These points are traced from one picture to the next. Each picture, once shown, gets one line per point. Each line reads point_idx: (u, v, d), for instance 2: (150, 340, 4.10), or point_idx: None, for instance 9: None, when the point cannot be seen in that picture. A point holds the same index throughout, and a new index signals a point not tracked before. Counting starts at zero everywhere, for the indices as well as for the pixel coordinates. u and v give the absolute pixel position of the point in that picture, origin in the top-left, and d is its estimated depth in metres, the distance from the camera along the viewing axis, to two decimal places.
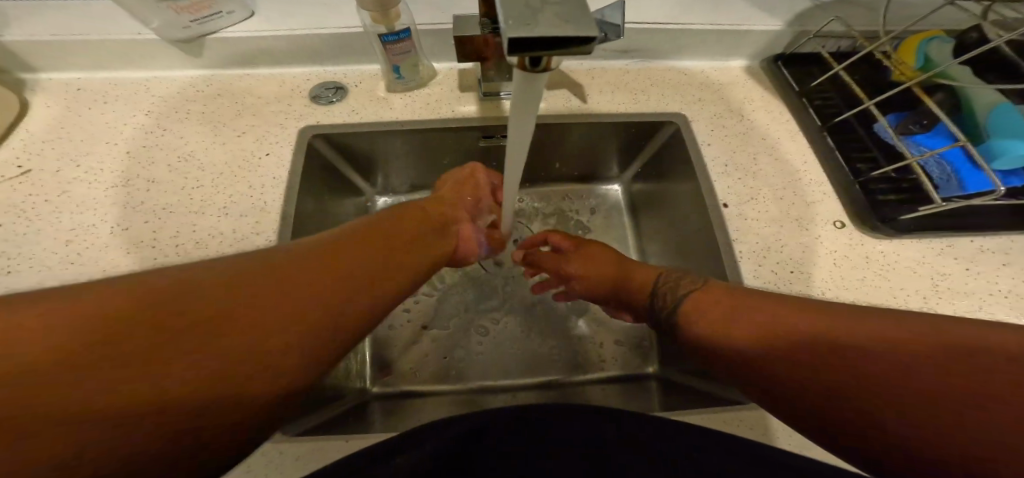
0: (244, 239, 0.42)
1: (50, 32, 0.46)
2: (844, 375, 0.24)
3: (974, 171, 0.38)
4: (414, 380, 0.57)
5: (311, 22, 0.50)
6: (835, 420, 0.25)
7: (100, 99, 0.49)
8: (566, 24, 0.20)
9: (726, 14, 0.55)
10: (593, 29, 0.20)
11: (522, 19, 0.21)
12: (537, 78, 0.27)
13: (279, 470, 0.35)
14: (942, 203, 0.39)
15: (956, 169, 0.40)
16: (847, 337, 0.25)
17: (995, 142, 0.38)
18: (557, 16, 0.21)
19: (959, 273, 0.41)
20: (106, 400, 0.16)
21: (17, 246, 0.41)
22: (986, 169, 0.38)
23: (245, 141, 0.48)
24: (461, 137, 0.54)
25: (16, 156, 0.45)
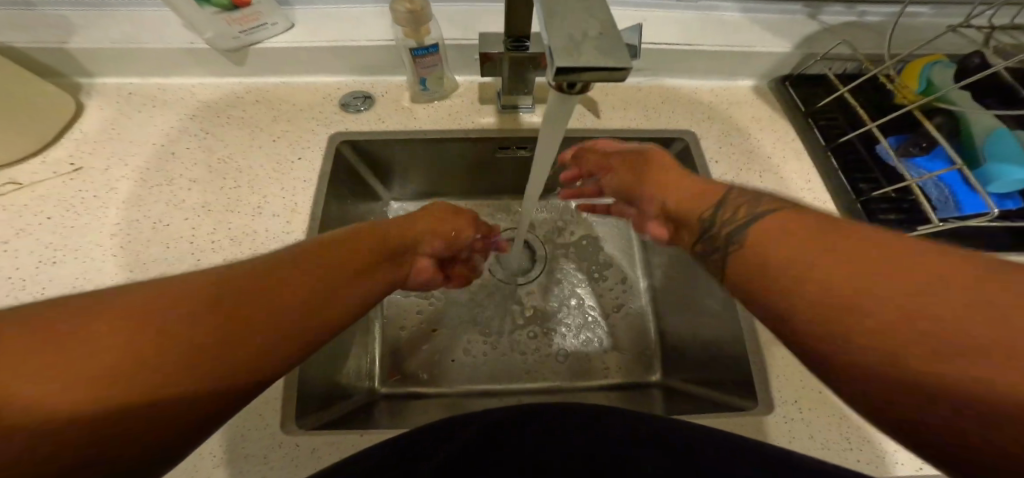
0: (274, 238, 0.45)
1: (110, 41, 0.50)
2: (845, 359, 0.19)
3: (971, 193, 0.41)
4: (423, 381, 0.59)
5: (345, 35, 0.54)
6: (853, 399, 0.19)
7: (147, 104, 0.53)
8: (605, 55, 0.23)
9: (736, 37, 0.58)
10: (627, 60, 0.23)
11: (567, 49, 0.23)
12: (571, 98, 0.30)
13: (296, 462, 0.38)
14: (939, 225, 0.41)
15: (954, 191, 0.42)
16: (838, 307, 0.19)
17: (991, 167, 0.40)
18: (596, 48, 0.23)
19: None
20: (103, 374, 0.17)
21: (65, 238, 0.44)
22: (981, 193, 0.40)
23: (278, 145, 0.51)
24: (480, 147, 0.57)
25: (68, 154, 0.49)
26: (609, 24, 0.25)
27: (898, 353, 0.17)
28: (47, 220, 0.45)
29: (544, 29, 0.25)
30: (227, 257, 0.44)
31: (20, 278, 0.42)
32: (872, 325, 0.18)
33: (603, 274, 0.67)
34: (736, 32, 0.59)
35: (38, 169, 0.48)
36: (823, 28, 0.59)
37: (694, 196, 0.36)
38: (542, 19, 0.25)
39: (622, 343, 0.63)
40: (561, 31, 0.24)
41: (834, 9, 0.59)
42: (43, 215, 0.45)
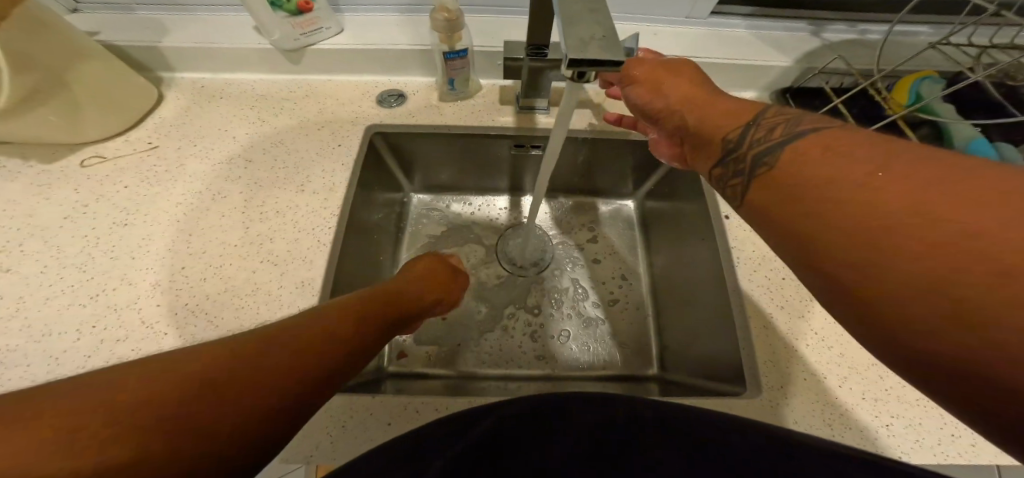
0: (315, 213, 0.51)
1: (193, 41, 0.58)
2: (875, 261, 0.20)
3: None
4: (429, 364, 0.62)
5: (385, 40, 0.61)
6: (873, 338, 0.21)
7: (216, 95, 0.60)
8: (608, 51, 0.29)
9: (740, 51, 0.63)
10: (621, 55, 0.29)
11: (577, 46, 0.29)
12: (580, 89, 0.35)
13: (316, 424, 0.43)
14: None
15: None
16: (888, 203, 0.20)
17: None
18: (601, 46, 0.29)
19: None
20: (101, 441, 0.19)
21: (135, 205, 0.51)
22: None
23: (322, 134, 0.58)
24: (498, 143, 0.63)
25: (147, 135, 0.56)
26: (610, 29, 0.30)
27: (939, 242, 0.18)
28: (122, 188, 0.52)
29: (557, 29, 0.30)
30: (273, 227, 0.50)
31: (96, 235, 0.49)
32: (916, 226, 0.19)
33: (608, 271, 0.70)
34: (741, 46, 0.63)
35: (121, 146, 0.55)
36: (825, 45, 0.63)
37: (719, 115, 0.35)
38: (556, 19, 0.31)
39: (624, 337, 0.65)
40: (573, 31, 0.29)
41: (837, 28, 0.64)
42: (119, 184, 0.52)
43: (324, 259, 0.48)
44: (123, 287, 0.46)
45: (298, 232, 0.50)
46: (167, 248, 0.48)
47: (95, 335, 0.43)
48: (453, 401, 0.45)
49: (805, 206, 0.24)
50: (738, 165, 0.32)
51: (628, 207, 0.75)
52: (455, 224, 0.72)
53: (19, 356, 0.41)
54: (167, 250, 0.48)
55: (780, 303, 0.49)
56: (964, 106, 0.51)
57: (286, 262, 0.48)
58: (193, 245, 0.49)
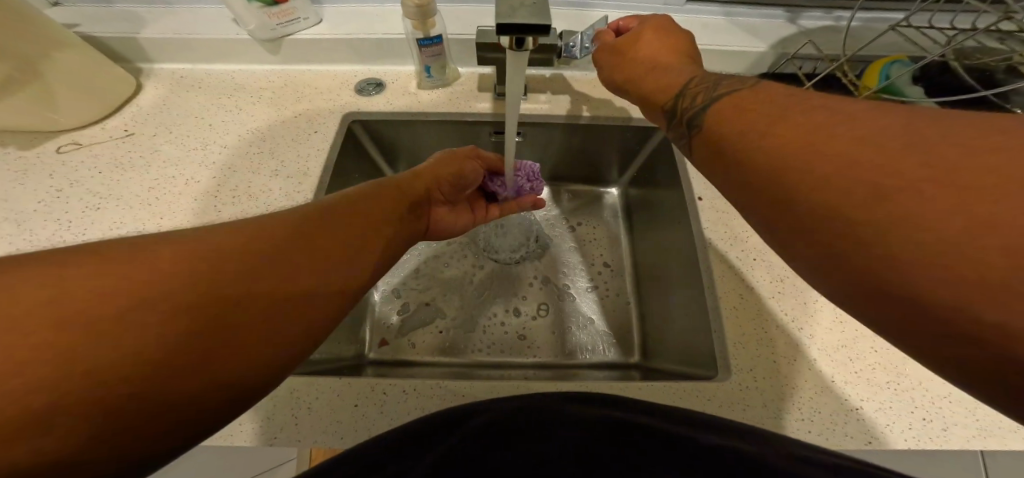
0: (288, 196, 0.51)
1: (172, 32, 0.59)
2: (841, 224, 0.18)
3: None
4: (408, 352, 0.61)
5: (363, 29, 0.61)
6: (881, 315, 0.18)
7: (194, 85, 0.61)
8: (535, 18, 0.30)
9: (716, 38, 0.63)
10: (548, 20, 0.29)
11: (506, 12, 0.30)
12: (522, 58, 0.36)
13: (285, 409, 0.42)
14: None
15: None
16: (841, 181, 0.18)
17: None
18: (529, 13, 0.30)
19: None
20: (88, 364, 0.18)
21: (109, 189, 0.51)
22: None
23: (299, 121, 0.58)
24: (476, 130, 0.63)
25: (124, 123, 0.57)
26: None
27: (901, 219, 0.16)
28: (96, 174, 0.52)
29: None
30: (245, 210, 0.50)
31: (68, 219, 0.49)
32: (872, 202, 0.17)
33: (591, 260, 0.70)
34: (717, 33, 0.64)
35: (98, 134, 0.56)
36: (800, 31, 0.63)
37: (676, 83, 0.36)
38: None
39: (604, 324, 0.64)
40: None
41: (812, 14, 0.64)
42: (94, 170, 0.52)
43: None
44: None
45: (270, 214, 0.50)
46: (138, 230, 0.48)
47: None
48: (420, 384, 0.44)
49: (753, 187, 0.22)
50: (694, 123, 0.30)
51: (611, 195, 0.75)
52: None
53: None
54: (138, 233, 0.48)
55: (755, 285, 0.49)
56: (936, 86, 0.52)
57: None
58: (163, 228, 0.48)
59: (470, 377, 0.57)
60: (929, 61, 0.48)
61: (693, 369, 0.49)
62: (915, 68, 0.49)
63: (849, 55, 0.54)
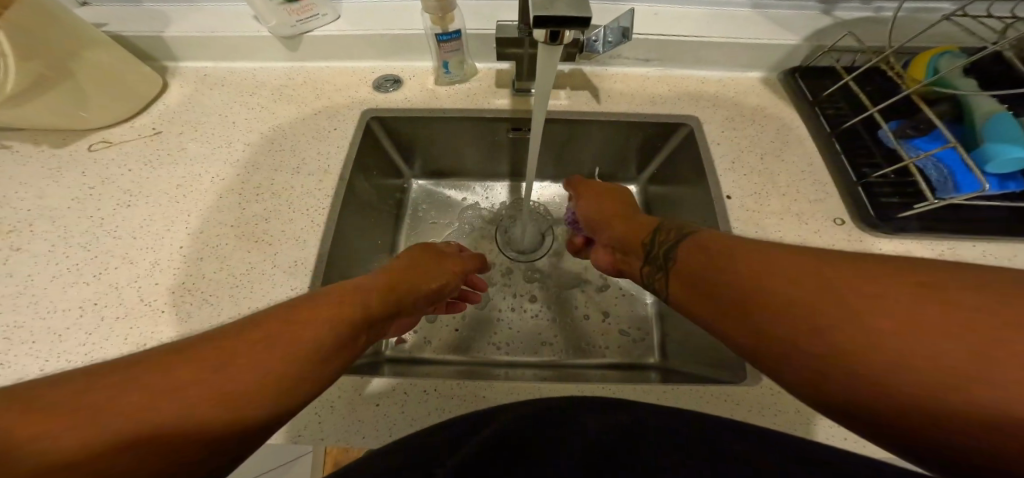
0: (308, 194, 0.52)
1: (195, 31, 0.60)
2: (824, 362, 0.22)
3: (967, 172, 0.41)
4: (426, 349, 0.60)
5: (381, 25, 0.61)
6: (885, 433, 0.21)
7: (217, 83, 0.62)
8: (574, 10, 0.29)
9: (745, 29, 0.60)
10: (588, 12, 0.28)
11: (542, 3, 0.29)
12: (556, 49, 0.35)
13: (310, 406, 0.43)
14: (931, 201, 0.42)
15: (952, 172, 0.42)
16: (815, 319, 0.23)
17: (990, 147, 0.40)
18: (567, 5, 0.29)
19: None
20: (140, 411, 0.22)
21: (138, 187, 0.52)
22: (977, 171, 0.40)
23: (319, 118, 0.58)
24: (495, 127, 0.62)
25: (151, 121, 0.58)
26: None
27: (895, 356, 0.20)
28: (127, 171, 0.53)
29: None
30: (269, 207, 0.51)
31: (100, 216, 0.50)
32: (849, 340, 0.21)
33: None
34: (746, 24, 0.61)
35: (127, 132, 0.57)
36: (836, 21, 0.60)
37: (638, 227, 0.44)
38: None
39: (619, 324, 0.63)
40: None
41: (849, 4, 0.60)
42: (125, 167, 0.54)
43: (318, 238, 0.49)
44: (124, 266, 0.46)
45: (292, 212, 0.50)
46: (167, 227, 0.49)
47: (96, 311, 0.43)
48: (441, 384, 0.44)
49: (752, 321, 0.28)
50: (657, 260, 0.38)
51: (631, 192, 0.72)
52: (454, 211, 0.72)
53: (27, 331, 0.42)
54: (166, 229, 0.49)
55: None
56: (988, 79, 0.48)
57: (281, 241, 0.48)
58: (190, 225, 0.49)
59: (487, 375, 0.57)
60: (988, 53, 0.45)
61: (715, 374, 0.48)
62: (970, 61, 0.45)
63: (894, 45, 0.51)
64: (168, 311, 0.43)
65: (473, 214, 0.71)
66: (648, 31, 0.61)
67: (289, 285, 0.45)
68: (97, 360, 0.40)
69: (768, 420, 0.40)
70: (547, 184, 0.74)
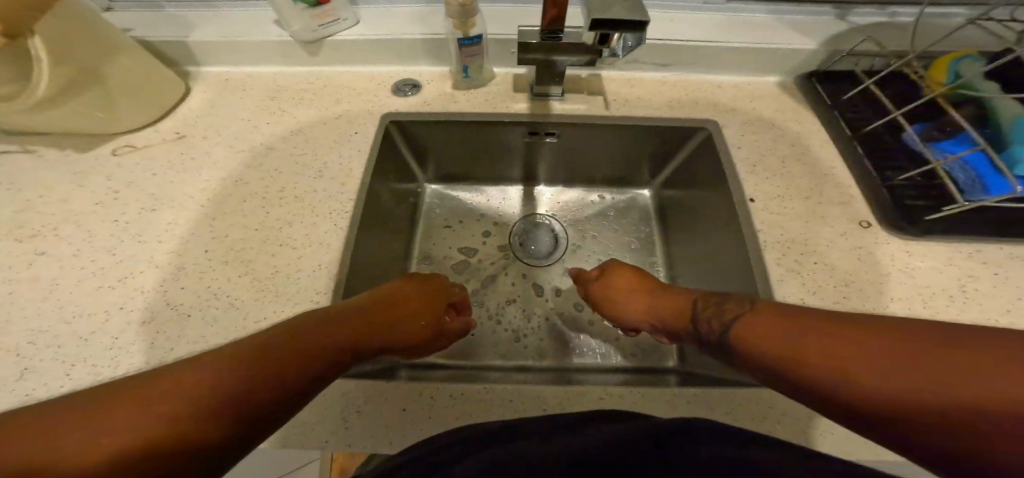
0: (330, 196, 0.52)
1: (218, 35, 0.60)
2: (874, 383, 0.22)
3: (996, 174, 0.41)
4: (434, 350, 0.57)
5: (400, 30, 0.61)
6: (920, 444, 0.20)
7: (239, 87, 0.62)
8: (630, 17, 0.36)
9: (761, 35, 0.61)
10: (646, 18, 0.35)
11: (601, 7, 0.36)
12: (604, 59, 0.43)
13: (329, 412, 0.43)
14: (961, 203, 0.42)
15: (980, 174, 0.42)
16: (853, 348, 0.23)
17: (1018, 149, 0.40)
18: (624, 10, 0.35)
19: (988, 277, 0.42)
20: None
21: (163, 191, 0.53)
22: (1006, 173, 0.40)
23: (339, 121, 0.59)
24: (511, 130, 0.62)
25: (175, 125, 0.58)
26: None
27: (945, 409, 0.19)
28: (152, 176, 0.54)
29: (582, 1, 0.38)
30: (291, 211, 0.51)
31: (126, 221, 0.50)
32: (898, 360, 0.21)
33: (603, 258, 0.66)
34: (762, 30, 0.61)
35: (151, 136, 0.57)
36: (852, 27, 0.60)
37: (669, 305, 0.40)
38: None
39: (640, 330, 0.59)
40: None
41: (864, 10, 0.61)
42: (150, 171, 0.54)
43: (341, 243, 0.49)
44: (149, 269, 0.47)
45: (314, 216, 0.51)
46: (190, 232, 0.49)
47: (122, 314, 0.44)
48: (466, 388, 0.44)
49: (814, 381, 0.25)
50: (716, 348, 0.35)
51: (644, 197, 0.72)
52: (469, 215, 0.72)
53: (52, 335, 0.42)
54: (191, 233, 0.49)
55: None
56: (1011, 82, 0.48)
57: (304, 245, 0.48)
58: (213, 230, 0.49)
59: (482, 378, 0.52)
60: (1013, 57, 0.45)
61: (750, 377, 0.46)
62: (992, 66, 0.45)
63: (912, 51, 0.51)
64: (194, 314, 0.43)
65: (489, 218, 0.71)
66: (665, 36, 0.61)
67: (313, 290, 0.45)
68: (125, 364, 0.40)
69: (800, 436, 0.38)
70: (563, 188, 0.73)
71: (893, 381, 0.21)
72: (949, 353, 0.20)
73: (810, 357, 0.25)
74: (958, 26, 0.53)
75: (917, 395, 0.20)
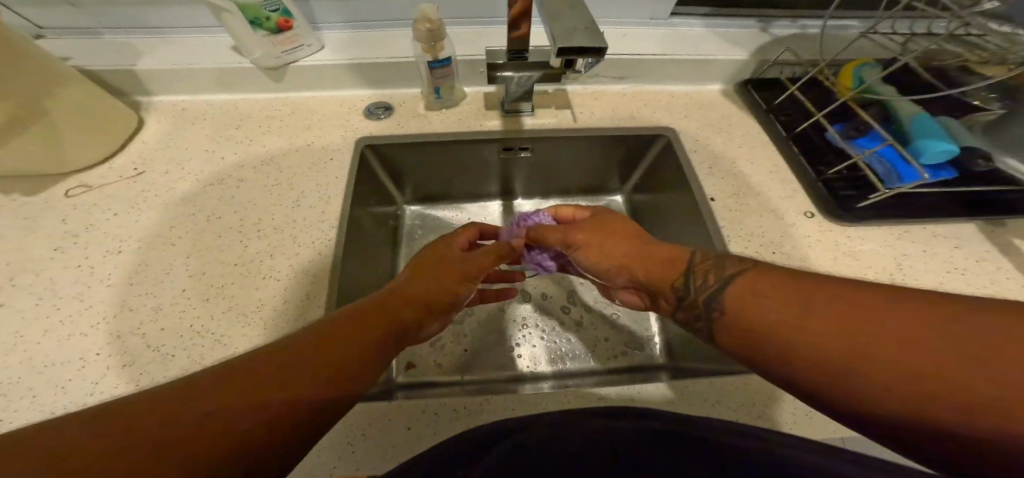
0: (311, 225, 0.51)
1: (172, 63, 0.58)
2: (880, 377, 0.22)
3: (907, 165, 0.49)
4: (435, 370, 0.57)
5: (367, 54, 0.62)
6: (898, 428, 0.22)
7: (198, 117, 0.60)
8: (589, 42, 0.39)
9: (703, 48, 0.67)
10: (603, 44, 0.39)
11: (566, 35, 0.39)
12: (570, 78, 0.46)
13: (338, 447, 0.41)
14: (883, 192, 0.49)
15: (893, 165, 0.50)
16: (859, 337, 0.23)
17: (919, 143, 0.48)
18: (586, 37, 0.39)
19: (910, 253, 0.49)
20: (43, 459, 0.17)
21: (126, 232, 0.49)
22: (912, 163, 0.48)
23: (312, 148, 0.58)
24: (486, 147, 0.64)
25: (132, 161, 0.55)
26: (592, 24, 0.40)
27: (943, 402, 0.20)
28: (112, 216, 0.50)
29: (547, 27, 0.41)
30: (272, 243, 0.50)
31: (90, 265, 0.47)
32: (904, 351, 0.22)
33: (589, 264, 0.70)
34: (704, 44, 0.68)
35: (104, 174, 0.54)
36: (774, 39, 0.68)
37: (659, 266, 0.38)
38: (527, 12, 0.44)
39: (627, 326, 0.63)
40: (561, 26, 0.39)
41: (781, 24, 0.69)
42: (109, 212, 0.51)
43: (328, 271, 0.48)
44: (123, 313, 0.44)
45: (296, 246, 0.50)
46: (164, 271, 0.47)
47: (96, 364, 0.40)
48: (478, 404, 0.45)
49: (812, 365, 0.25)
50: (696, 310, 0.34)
51: (616, 202, 0.76)
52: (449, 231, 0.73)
53: (24, 388, 0.38)
54: (166, 272, 0.47)
55: None
56: (906, 85, 0.57)
57: (289, 276, 0.48)
58: (188, 267, 0.47)
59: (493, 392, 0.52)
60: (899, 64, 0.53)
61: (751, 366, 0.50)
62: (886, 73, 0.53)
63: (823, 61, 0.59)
64: (177, 358, 0.41)
65: None
66: (621, 52, 0.66)
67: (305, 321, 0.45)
68: None
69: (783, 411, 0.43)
70: (540, 200, 0.76)
71: (891, 381, 0.22)
72: (900, 367, 0.21)
73: (815, 345, 0.24)
74: (855, 39, 0.62)
75: (913, 394, 0.21)
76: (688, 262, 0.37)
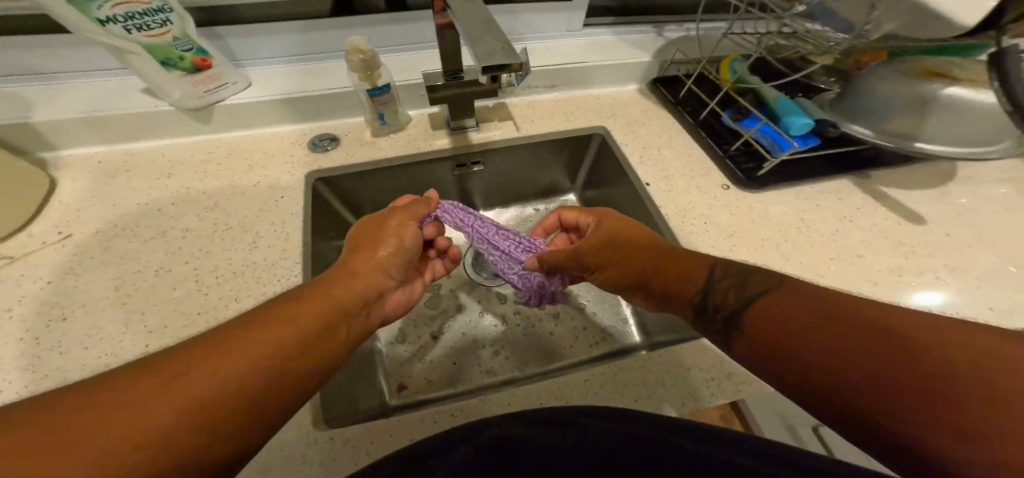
0: (274, 264, 0.49)
1: (77, 112, 0.52)
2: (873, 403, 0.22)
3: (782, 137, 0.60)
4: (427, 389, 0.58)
5: (301, 87, 0.61)
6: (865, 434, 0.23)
7: (120, 169, 0.54)
8: (510, 60, 0.41)
9: (615, 54, 0.76)
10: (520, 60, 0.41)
11: (486, 56, 0.40)
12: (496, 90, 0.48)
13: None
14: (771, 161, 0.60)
15: (773, 139, 0.61)
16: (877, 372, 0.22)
17: (788, 119, 0.59)
18: (505, 55, 0.41)
19: (809, 207, 0.59)
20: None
21: (62, 299, 0.43)
22: (787, 136, 0.59)
23: (259, 188, 0.55)
24: (440, 166, 0.66)
25: (52, 225, 0.48)
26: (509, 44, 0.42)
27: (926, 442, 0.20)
28: (44, 285, 0.44)
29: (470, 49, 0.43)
30: (235, 287, 0.47)
31: (33, 336, 0.40)
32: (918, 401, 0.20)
33: None
34: (614, 50, 0.76)
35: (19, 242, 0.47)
36: (668, 41, 0.78)
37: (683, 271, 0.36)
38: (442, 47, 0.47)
39: (603, 313, 0.68)
40: (481, 47, 0.41)
41: (671, 28, 0.80)
42: (41, 280, 0.44)
43: None
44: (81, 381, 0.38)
45: (262, 286, 0.47)
46: (120, 331, 0.42)
47: None
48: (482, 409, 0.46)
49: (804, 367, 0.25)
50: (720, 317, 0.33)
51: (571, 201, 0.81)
52: None
53: None
54: (122, 332, 0.41)
55: None
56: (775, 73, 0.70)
57: None
58: (148, 324, 0.42)
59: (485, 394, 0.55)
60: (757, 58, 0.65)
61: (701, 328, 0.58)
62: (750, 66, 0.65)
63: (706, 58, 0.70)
64: None
65: None
66: (546, 64, 0.72)
67: None
68: None
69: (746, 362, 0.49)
70: (501, 209, 0.79)
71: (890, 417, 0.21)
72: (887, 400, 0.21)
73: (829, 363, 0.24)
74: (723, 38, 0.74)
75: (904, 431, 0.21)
76: (707, 277, 0.34)
